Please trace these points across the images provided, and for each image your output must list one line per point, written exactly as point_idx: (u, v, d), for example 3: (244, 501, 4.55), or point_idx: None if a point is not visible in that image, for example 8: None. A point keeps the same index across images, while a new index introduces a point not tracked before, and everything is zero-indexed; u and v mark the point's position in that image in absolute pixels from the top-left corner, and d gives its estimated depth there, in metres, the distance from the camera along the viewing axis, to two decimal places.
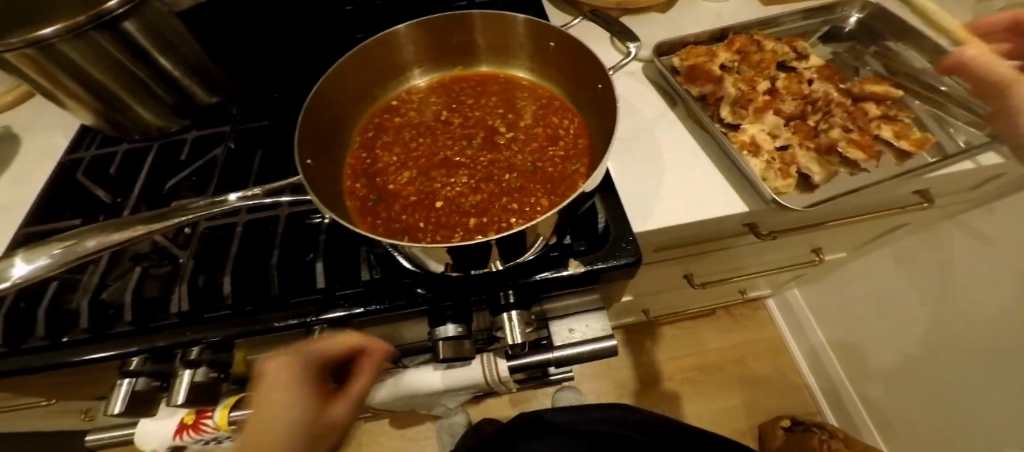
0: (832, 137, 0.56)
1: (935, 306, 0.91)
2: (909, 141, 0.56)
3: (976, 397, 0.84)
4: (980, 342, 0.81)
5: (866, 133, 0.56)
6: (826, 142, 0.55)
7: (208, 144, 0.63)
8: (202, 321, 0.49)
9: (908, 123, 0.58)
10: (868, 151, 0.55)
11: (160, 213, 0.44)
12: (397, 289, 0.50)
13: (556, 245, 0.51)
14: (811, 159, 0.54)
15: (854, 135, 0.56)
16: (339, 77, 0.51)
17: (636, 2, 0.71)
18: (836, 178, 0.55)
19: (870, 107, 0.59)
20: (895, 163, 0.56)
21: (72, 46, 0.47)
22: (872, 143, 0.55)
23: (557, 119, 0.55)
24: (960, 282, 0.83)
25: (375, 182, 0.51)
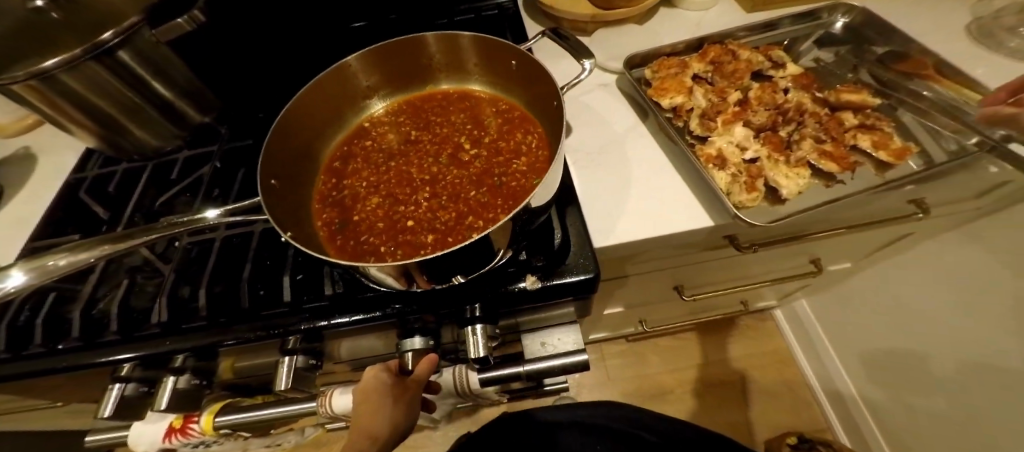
0: (805, 149, 0.54)
1: (947, 320, 0.86)
2: (888, 152, 0.53)
3: (999, 418, 0.78)
4: (997, 359, 0.76)
5: (840, 143, 0.55)
6: (798, 155, 0.54)
7: (197, 163, 0.67)
8: (181, 331, 0.52)
9: (888, 132, 0.55)
10: (842, 162, 0.53)
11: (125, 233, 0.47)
12: (362, 302, 0.51)
13: (514, 261, 0.51)
14: (780, 170, 0.52)
15: (828, 145, 0.55)
16: (305, 102, 0.53)
17: (611, 13, 0.71)
18: (809, 190, 0.53)
19: (847, 116, 0.58)
20: (875, 174, 0.54)
21: (70, 75, 0.51)
22: (847, 154, 0.53)
23: (520, 134, 0.56)
24: (973, 295, 0.78)
25: (343, 202, 0.53)
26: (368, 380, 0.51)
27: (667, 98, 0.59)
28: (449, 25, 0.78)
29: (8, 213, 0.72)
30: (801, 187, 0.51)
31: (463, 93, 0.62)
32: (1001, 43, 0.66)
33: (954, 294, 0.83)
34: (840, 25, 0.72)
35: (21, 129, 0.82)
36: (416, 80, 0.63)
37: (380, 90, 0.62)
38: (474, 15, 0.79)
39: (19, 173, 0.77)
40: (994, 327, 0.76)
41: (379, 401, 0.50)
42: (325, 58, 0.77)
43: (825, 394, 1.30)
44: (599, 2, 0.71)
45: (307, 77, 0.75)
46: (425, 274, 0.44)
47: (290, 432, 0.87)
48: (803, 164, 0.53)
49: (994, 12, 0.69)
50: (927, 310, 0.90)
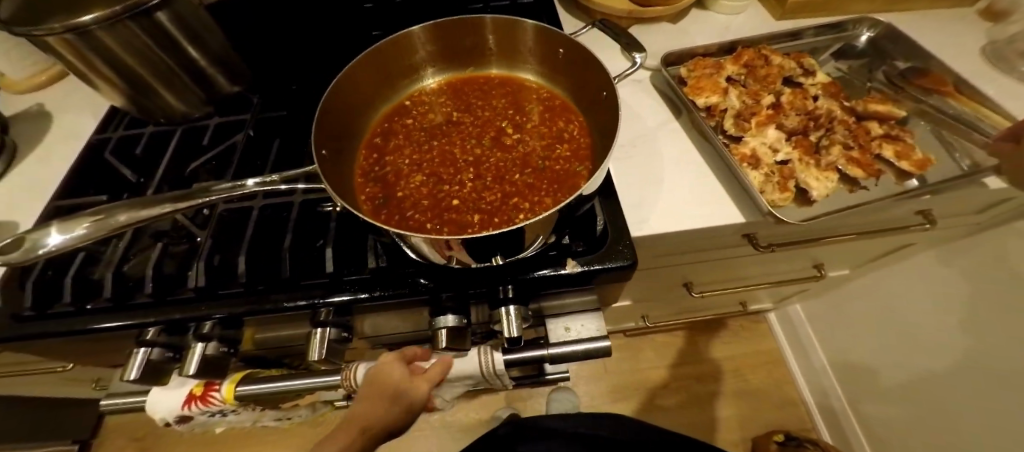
0: (833, 155, 0.57)
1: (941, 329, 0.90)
2: (910, 162, 0.56)
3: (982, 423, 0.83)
4: (987, 367, 0.80)
5: (866, 151, 0.57)
6: (827, 160, 0.56)
7: (228, 131, 0.66)
8: (216, 297, 0.52)
9: (911, 143, 0.58)
10: (867, 169, 0.55)
11: (186, 194, 0.45)
12: (401, 278, 0.52)
13: (556, 245, 0.52)
14: (810, 173, 0.55)
15: (855, 153, 0.57)
16: (354, 75, 0.53)
17: (648, 11, 0.72)
18: (834, 194, 0.55)
19: (873, 126, 0.60)
20: (895, 182, 0.56)
21: (109, 33, 0.50)
22: (872, 162, 0.56)
23: (562, 122, 0.57)
24: (967, 305, 0.82)
25: (385, 178, 0.54)
26: (377, 368, 0.54)
27: (703, 97, 0.61)
28: (484, 10, 0.78)
29: (26, 170, 0.70)
30: (829, 190, 0.54)
31: (504, 79, 0.62)
32: (1015, 66, 0.69)
33: (947, 303, 0.87)
34: (864, 39, 0.74)
35: (34, 86, 0.80)
36: (458, 63, 0.63)
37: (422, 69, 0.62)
38: (510, 2, 0.79)
39: (34, 131, 0.75)
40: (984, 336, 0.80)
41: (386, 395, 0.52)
42: (357, 34, 0.76)
43: (812, 395, 1.36)
44: None
45: (339, 52, 0.74)
46: (474, 251, 0.45)
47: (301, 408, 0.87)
48: (831, 168, 0.55)
49: (1009, 36, 0.72)
50: (921, 318, 0.95)
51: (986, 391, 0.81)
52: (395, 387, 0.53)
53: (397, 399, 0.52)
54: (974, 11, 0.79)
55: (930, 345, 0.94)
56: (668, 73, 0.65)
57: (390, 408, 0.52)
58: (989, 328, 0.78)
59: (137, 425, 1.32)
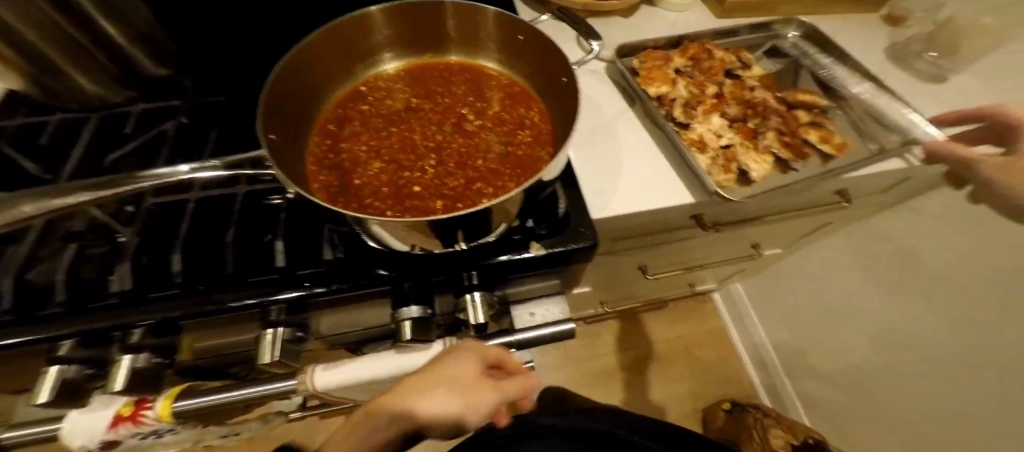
0: (768, 139, 0.62)
1: (865, 306, 1.04)
2: (831, 145, 0.63)
3: (906, 388, 0.96)
4: (906, 336, 0.94)
5: (796, 136, 0.63)
6: (763, 144, 0.61)
7: (156, 117, 0.58)
8: (146, 302, 0.45)
9: (831, 129, 0.65)
10: (797, 152, 0.62)
11: (106, 182, 0.41)
12: (361, 269, 0.49)
13: (519, 228, 0.52)
14: (749, 156, 0.59)
15: (787, 137, 0.63)
16: (304, 57, 0.49)
17: (601, 4, 0.75)
18: (772, 174, 0.61)
19: (801, 114, 0.66)
20: (820, 164, 0.63)
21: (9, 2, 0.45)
22: (801, 146, 0.62)
23: (523, 109, 0.57)
24: (887, 282, 0.96)
25: (341, 165, 0.51)
26: (466, 358, 0.42)
27: (654, 86, 0.64)
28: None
29: None
30: (766, 171, 0.59)
31: (464, 66, 0.61)
32: (910, 65, 0.79)
33: (895, 282, 0.93)
34: (793, 36, 0.82)
35: None
36: (416, 48, 0.60)
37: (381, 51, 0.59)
38: None
39: None
40: (900, 307, 0.93)
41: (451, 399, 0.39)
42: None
43: (753, 366, 1.49)
44: None
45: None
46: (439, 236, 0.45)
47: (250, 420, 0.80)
48: (767, 152, 0.61)
49: (905, 39, 0.83)
50: (847, 297, 1.08)
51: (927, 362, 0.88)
52: (463, 389, 0.39)
53: (457, 406, 0.39)
54: (877, 18, 0.87)
55: (878, 321, 1.01)
56: (621, 63, 0.68)
57: (435, 413, 0.38)
58: (931, 304, 0.85)
59: None
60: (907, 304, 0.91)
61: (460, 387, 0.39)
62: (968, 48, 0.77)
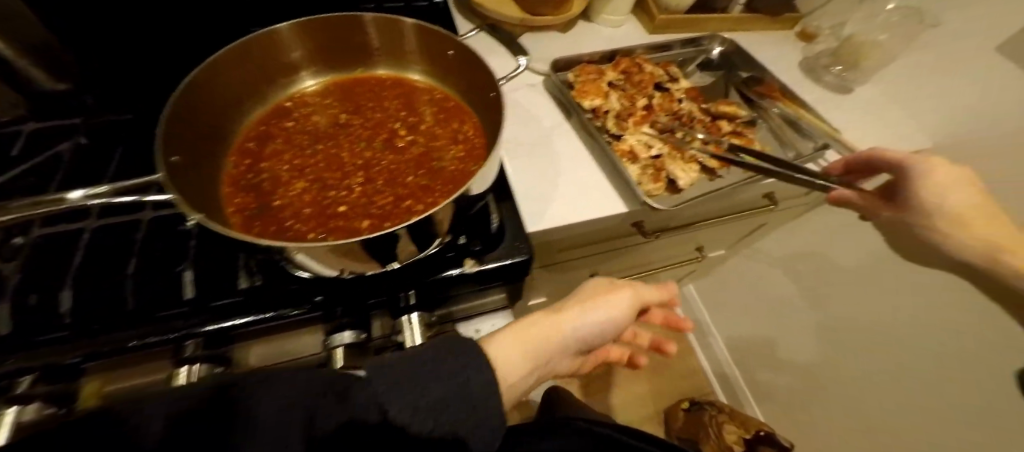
0: (695, 149, 0.65)
1: (823, 294, 1.07)
2: None
3: (862, 371, 0.99)
4: (862, 322, 0.97)
5: (721, 145, 0.66)
6: (690, 153, 0.64)
7: (50, 138, 0.53)
8: (32, 346, 0.40)
9: (751, 138, 0.69)
10: (722, 159, 0.65)
11: None
12: (284, 296, 0.47)
13: (453, 246, 0.51)
14: (677, 165, 0.62)
15: (712, 147, 0.66)
16: (212, 75, 0.47)
17: (539, 19, 0.75)
18: (699, 182, 0.64)
19: (723, 124, 0.70)
20: (744, 171, 0.66)
21: None
22: (726, 153, 0.65)
23: (457, 124, 0.56)
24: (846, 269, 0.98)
25: (260, 186, 0.48)
26: (610, 289, 0.55)
27: (588, 100, 0.65)
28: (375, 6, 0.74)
29: None
30: (693, 179, 0.61)
31: (396, 80, 0.59)
32: (820, 78, 0.87)
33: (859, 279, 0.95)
34: (716, 52, 0.86)
35: None
36: (344, 63, 0.59)
37: (306, 68, 0.57)
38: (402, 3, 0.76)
39: None
40: (858, 293, 0.96)
41: (619, 296, 0.55)
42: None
43: (709, 363, 1.52)
44: (526, 6, 0.75)
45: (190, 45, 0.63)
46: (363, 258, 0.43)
47: None
48: (693, 159, 0.64)
49: (817, 54, 0.90)
50: (808, 286, 1.11)
51: (892, 356, 0.90)
52: (614, 287, 0.56)
53: (606, 299, 0.54)
54: (793, 34, 0.94)
55: (841, 313, 1.02)
56: (556, 77, 0.69)
57: (597, 306, 0.53)
58: (901, 302, 0.86)
59: None
60: (872, 295, 0.93)
61: (622, 308, 0.54)
62: (869, 64, 0.84)
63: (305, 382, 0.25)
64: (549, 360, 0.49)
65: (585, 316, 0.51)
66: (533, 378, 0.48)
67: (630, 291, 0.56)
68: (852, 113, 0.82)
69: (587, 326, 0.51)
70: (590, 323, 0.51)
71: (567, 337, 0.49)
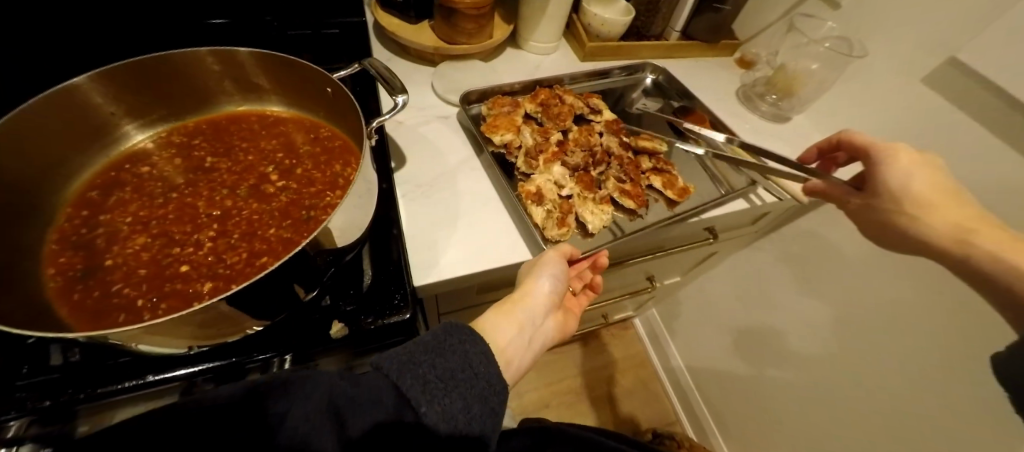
0: (609, 188, 0.62)
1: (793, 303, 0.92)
2: (674, 191, 0.63)
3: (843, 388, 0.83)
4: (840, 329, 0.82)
5: (637, 184, 0.63)
6: (603, 193, 0.60)
7: None
8: None
9: (674, 173, 0.65)
10: (637, 199, 0.61)
11: None
12: (107, 372, 0.41)
13: (319, 307, 0.47)
14: (587, 208, 0.58)
15: (627, 185, 0.62)
16: (30, 121, 0.41)
17: (453, 48, 0.71)
18: (614, 224, 0.60)
19: (643, 160, 0.67)
20: (667, 208, 0.63)
21: None
22: (641, 192, 0.62)
23: (339, 166, 0.51)
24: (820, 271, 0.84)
25: (93, 243, 0.43)
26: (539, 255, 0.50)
27: (498, 134, 0.62)
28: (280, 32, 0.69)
29: None
30: (604, 221, 0.58)
31: (278, 119, 0.55)
32: (756, 106, 0.85)
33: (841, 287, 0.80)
34: (649, 80, 0.85)
35: None
36: (210, 104, 0.54)
37: (140, 119, 0.51)
38: (311, 31, 0.70)
39: None
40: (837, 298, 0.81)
41: (543, 277, 0.47)
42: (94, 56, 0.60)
43: (672, 389, 1.38)
44: (443, 35, 0.72)
45: (42, 74, 0.56)
46: (213, 333, 0.39)
47: None
48: (606, 201, 0.60)
49: (753, 81, 0.89)
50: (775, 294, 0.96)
51: (869, 363, 0.77)
52: (536, 268, 0.48)
53: (527, 287, 0.46)
54: (732, 61, 0.94)
55: (814, 321, 0.87)
56: (465, 111, 0.66)
57: (524, 299, 0.46)
58: (882, 309, 0.73)
59: None
60: (854, 297, 0.78)
61: (560, 259, 0.48)
62: (802, 92, 0.82)
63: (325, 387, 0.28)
64: (534, 326, 0.46)
65: (533, 290, 0.46)
66: (538, 347, 0.46)
67: (552, 260, 0.48)
68: (787, 141, 0.80)
69: (525, 320, 0.45)
70: (542, 292, 0.46)
71: (528, 311, 0.46)
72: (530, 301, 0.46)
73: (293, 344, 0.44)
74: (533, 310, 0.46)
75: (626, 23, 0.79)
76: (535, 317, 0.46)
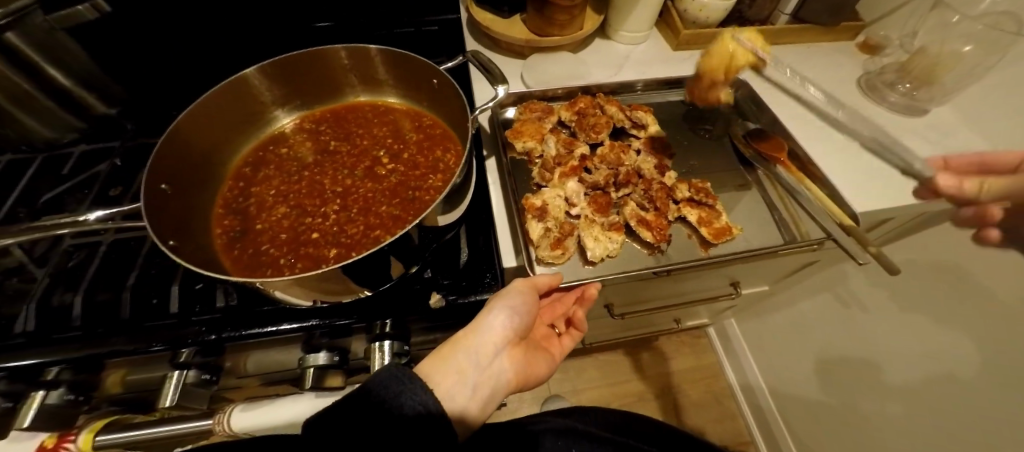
0: (625, 215, 0.55)
1: (886, 321, 0.77)
2: (710, 229, 0.55)
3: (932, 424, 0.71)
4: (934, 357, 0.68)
5: (662, 214, 0.55)
6: (615, 219, 0.54)
7: (94, 159, 0.62)
8: (49, 342, 0.46)
9: (719, 208, 0.56)
10: (658, 232, 0.53)
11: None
12: (252, 316, 0.49)
13: (421, 278, 0.51)
14: (592, 232, 0.53)
15: (649, 215, 0.55)
16: (207, 108, 0.51)
17: (543, 41, 0.73)
18: (621, 254, 0.54)
19: (681, 189, 0.59)
20: (701, 251, 0.55)
21: None
22: (664, 226, 0.54)
23: (439, 152, 0.56)
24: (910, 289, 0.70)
25: (246, 210, 0.52)
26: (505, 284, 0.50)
27: (520, 142, 0.60)
28: (364, 31, 0.75)
29: None
30: (607, 250, 0.52)
31: (390, 109, 0.61)
32: (883, 96, 0.75)
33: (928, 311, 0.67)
34: None
35: None
36: (333, 93, 0.61)
37: (286, 105, 0.60)
38: (414, 29, 0.76)
39: None
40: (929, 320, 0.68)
41: (491, 312, 0.47)
42: (241, 55, 0.70)
43: (747, 405, 1.29)
44: (534, 28, 0.74)
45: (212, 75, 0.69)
46: (332, 290, 0.45)
47: None
48: (618, 227, 0.54)
49: (878, 68, 0.79)
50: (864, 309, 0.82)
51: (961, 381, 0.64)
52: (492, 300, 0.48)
53: (474, 323, 0.46)
54: (853, 46, 0.83)
55: (904, 346, 0.74)
56: (495, 113, 0.63)
57: (468, 336, 0.45)
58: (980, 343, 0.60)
59: None
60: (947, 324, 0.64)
61: (519, 290, 0.47)
62: (946, 79, 0.71)
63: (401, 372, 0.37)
64: (481, 365, 0.45)
65: (483, 324, 0.46)
66: (486, 392, 0.45)
67: (506, 292, 0.47)
68: (920, 137, 0.69)
69: (466, 359, 0.45)
70: (495, 322, 0.46)
71: (475, 348, 0.45)
72: (474, 337, 0.45)
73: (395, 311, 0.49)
74: (477, 346, 0.46)
75: (726, 8, 0.74)
76: (479, 354, 0.46)
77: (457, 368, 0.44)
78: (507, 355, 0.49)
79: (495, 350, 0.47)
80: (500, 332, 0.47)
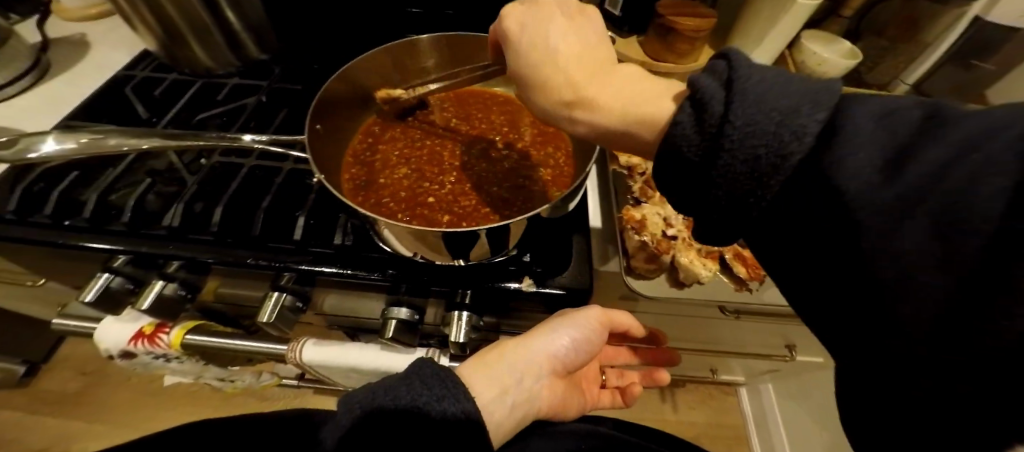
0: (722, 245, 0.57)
1: None
2: None
3: None
4: None
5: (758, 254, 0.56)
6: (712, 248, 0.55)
7: (245, 92, 0.70)
8: (185, 240, 0.53)
9: None
10: (750, 269, 0.55)
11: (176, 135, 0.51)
12: (360, 258, 0.53)
13: (516, 260, 0.54)
14: (690, 255, 0.54)
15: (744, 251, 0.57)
16: (362, 68, 0.57)
17: (658, 66, 0.75)
18: (709, 282, 0.55)
19: None
20: None
21: None
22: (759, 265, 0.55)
23: (550, 149, 0.59)
24: None
25: (372, 164, 0.57)
26: (567, 309, 0.53)
27: (625, 155, 0.62)
28: None
29: (54, 88, 0.72)
30: (701, 275, 0.53)
31: (509, 100, 0.65)
32: None
33: None
34: None
35: (84, 16, 0.82)
36: None
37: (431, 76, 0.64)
38: None
39: (69, 55, 0.77)
40: None
41: (544, 332, 0.51)
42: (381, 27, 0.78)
43: None
44: (651, 52, 0.77)
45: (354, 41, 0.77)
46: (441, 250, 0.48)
47: (246, 374, 0.87)
48: (714, 256, 0.55)
49: None
50: None
51: None
52: (550, 323, 0.52)
53: (527, 338, 0.51)
54: None
55: None
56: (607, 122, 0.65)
57: (517, 349, 0.49)
58: None
59: (58, 364, 1.19)
60: None
61: (581, 319, 0.51)
62: None
63: (445, 374, 0.39)
64: (523, 384, 0.48)
65: (536, 342, 0.50)
66: (518, 410, 0.47)
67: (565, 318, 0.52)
68: None
69: (510, 370, 0.48)
70: (548, 343, 0.50)
71: (522, 361, 0.49)
72: (524, 352, 0.49)
73: (483, 284, 0.53)
74: (524, 361, 0.49)
75: (847, 66, 0.71)
76: (522, 370, 0.48)
77: (501, 376, 0.47)
78: (546, 383, 0.51)
79: (540, 369, 0.49)
80: (549, 354, 0.50)
